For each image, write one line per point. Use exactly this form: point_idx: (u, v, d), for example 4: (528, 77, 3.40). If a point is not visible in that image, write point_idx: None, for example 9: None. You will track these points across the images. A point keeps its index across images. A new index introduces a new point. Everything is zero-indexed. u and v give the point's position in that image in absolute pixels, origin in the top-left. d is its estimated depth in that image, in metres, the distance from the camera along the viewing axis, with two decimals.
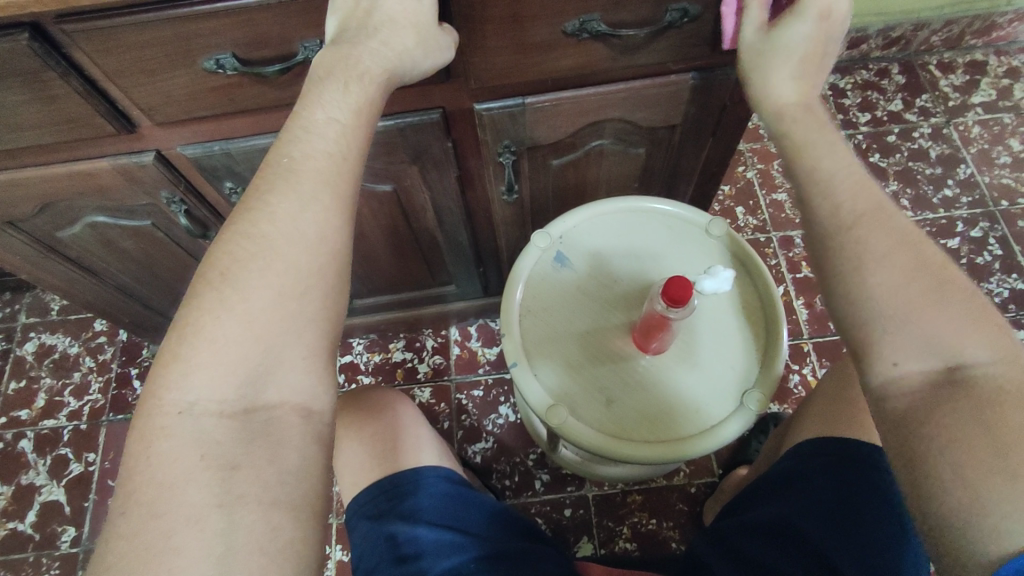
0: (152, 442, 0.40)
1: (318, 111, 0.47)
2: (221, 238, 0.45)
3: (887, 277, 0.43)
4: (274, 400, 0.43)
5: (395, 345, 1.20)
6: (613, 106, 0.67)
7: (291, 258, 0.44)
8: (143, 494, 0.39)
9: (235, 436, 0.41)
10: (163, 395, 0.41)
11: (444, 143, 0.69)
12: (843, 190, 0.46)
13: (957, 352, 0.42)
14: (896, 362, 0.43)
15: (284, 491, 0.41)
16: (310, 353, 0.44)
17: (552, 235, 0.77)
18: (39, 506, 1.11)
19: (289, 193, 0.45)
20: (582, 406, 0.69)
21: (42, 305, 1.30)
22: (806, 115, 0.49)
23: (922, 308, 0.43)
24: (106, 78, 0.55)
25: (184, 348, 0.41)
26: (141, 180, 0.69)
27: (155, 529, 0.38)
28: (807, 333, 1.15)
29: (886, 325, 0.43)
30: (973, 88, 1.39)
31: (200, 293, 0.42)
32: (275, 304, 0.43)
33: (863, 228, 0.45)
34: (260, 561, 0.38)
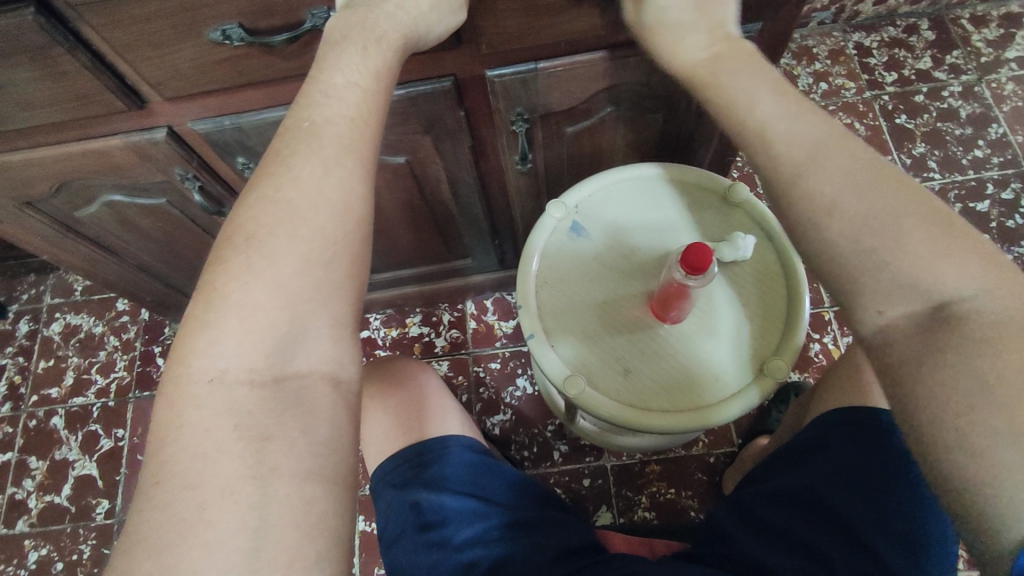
0: (182, 410, 0.40)
1: (336, 75, 0.46)
2: (245, 203, 0.44)
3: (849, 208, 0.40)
4: (303, 368, 0.43)
5: (412, 319, 1.21)
6: (629, 70, 0.65)
7: (315, 224, 0.43)
8: (174, 465, 0.38)
9: (266, 406, 0.41)
10: (193, 362, 0.41)
11: (456, 112, 0.68)
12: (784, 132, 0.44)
13: (939, 287, 0.38)
14: (879, 310, 0.39)
15: (317, 462, 0.40)
16: (336, 323, 0.43)
17: (567, 205, 0.75)
18: (74, 480, 1.15)
19: (312, 155, 0.44)
20: (599, 377, 0.69)
21: (64, 286, 1.32)
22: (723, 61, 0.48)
23: (897, 241, 0.39)
24: (115, 53, 0.54)
25: (212, 314, 0.41)
26: (154, 157, 0.69)
27: (189, 500, 0.38)
28: (830, 301, 1.13)
29: (853, 264, 0.39)
30: (1007, 42, 1.33)
31: (226, 258, 0.42)
32: (301, 269, 0.42)
33: (818, 163, 0.42)
34: (295, 537, 0.38)
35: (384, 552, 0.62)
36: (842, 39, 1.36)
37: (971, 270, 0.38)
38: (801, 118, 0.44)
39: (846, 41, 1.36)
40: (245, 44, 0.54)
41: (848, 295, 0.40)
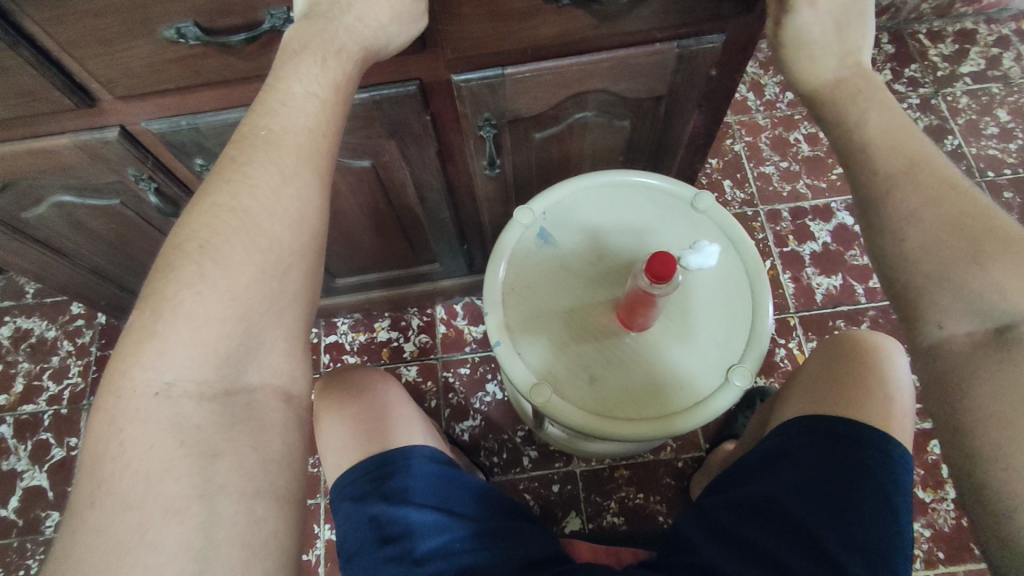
0: (124, 425, 0.37)
1: (294, 84, 0.44)
2: (197, 206, 0.42)
3: (921, 242, 0.43)
4: (254, 382, 0.41)
5: (381, 324, 1.19)
6: (594, 77, 0.65)
7: (271, 236, 0.41)
8: (114, 484, 0.36)
9: (217, 421, 0.39)
10: (137, 374, 0.38)
11: (422, 117, 0.67)
12: (887, 153, 0.46)
13: (1001, 302, 0.40)
14: (940, 324, 0.42)
15: (267, 479, 0.39)
16: (289, 334, 0.42)
17: (534, 210, 0.75)
18: (21, 492, 1.10)
19: (271, 164, 0.42)
20: (564, 384, 0.68)
21: (16, 287, 1.26)
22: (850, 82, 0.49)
23: (1001, 266, 0.40)
24: (61, 49, 0.52)
25: (161, 323, 0.38)
26: (105, 157, 0.66)
27: (130, 523, 0.35)
28: (794, 307, 1.15)
29: (921, 279, 0.43)
30: (962, 57, 1.37)
31: (176, 269, 0.39)
32: (255, 281, 0.40)
33: (913, 179, 0.44)
34: (242, 556, 0.36)
35: (342, 565, 0.61)
36: None
37: None
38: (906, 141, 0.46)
39: None
40: (201, 43, 0.52)
41: (914, 307, 0.43)
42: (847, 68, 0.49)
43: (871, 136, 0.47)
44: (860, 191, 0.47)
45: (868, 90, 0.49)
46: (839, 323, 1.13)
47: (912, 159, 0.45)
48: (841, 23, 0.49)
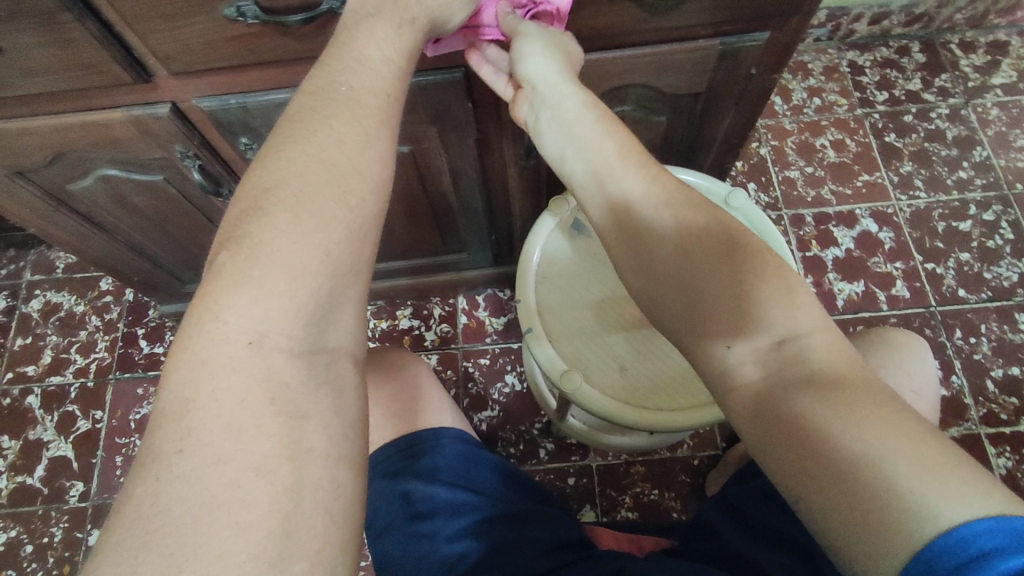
0: (215, 373, 0.37)
1: (370, 45, 0.45)
2: (284, 150, 0.42)
3: (696, 266, 0.43)
4: (332, 343, 0.41)
5: (403, 312, 1.20)
6: (637, 71, 0.67)
7: (356, 197, 0.41)
8: (205, 433, 0.36)
9: (303, 380, 0.39)
10: (231, 323, 0.38)
11: (464, 104, 0.68)
12: (626, 182, 0.48)
13: (784, 324, 0.41)
14: (729, 346, 0.42)
15: (344, 446, 0.40)
16: (360, 300, 0.42)
17: (569, 202, 0.74)
18: (47, 461, 1.12)
19: (350, 120, 0.43)
20: (595, 372, 0.69)
21: (47, 262, 1.29)
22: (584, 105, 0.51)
23: (751, 280, 0.42)
24: (124, 24, 0.53)
25: (257, 272, 0.38)
26: (155, 133, 0.68)
27: (224, 475, 0.35)
28: None
29: (705, 310, 0.42)
30: (994, 69, 1.37)
31: (268, 221, 0.39)
32: (343, 240, 0.40)
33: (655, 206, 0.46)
34: (324, 523, 0.37)
35: (370, 542, 0.62)
36: (837, 56, 1.39)
37: (804, 307, 0.42)
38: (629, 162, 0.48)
39: (841, 59, 1.39)
40: (260, 22, 0.54)
41: (705, 334, 0.42)
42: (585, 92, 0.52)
43: (610, 161, 0.49)
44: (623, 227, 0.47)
45: (599, 111, 0.51)
46: (861, 329, 1.13)
47: (665, 184, 0.47)
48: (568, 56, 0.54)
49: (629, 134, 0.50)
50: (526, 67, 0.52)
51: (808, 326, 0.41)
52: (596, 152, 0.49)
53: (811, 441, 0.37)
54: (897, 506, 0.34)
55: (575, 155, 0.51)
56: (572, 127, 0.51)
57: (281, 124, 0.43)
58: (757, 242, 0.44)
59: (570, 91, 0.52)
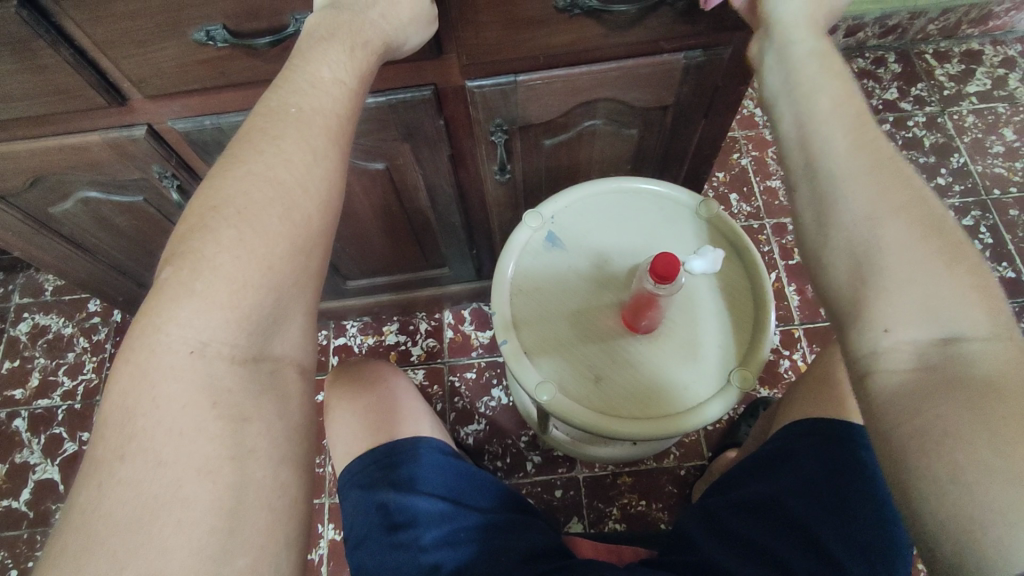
0: (156, 381, 0.38)
1: (322, 69, 0.46)
2: (234, 169, 0.43)
3: (892, 239, 0.40)
4: (278, 352, 0.43)
5: (389, 327, 1.21)
6: (604, 85, 0.68)
7: (305, 213, 0.43)
8: (146, 438, 0.37)
9: (246, 386, 0.40)
10: (173, 333, 0.39)
11: (435, 121, 0.69)
12: (843, 133, 0.43)
13: (953, 322, 0.38)
14: (887, 328, 0.40)
15: (288, 447, 0.41)
16: (308, 311, 0.44)
17: (543, 215, 0.77)
18: (33, 485, 1.12)
19: (304, 141, 0.44)
20: (569, 383, 0.70)
21: (36, 285, 1.30)
22: (817, 52, 0.46)
23: (933, 272, 0.39)
24: (97, 49, 0.55)
25: (198, 283, 0.39)
26: (132, 155, 0.69)
27: (164, 479, 0.37)
28: (799, 319, 1.16)
29: (879, 283, 0.40)
30: (968, 77, 1.39)
31: (212, 234, 0.40)
32: (290, 254, 0.42)
33: (861, 168, 0.42)
34: (268, 519, 0.39)
35: (349, 552, 0.61)
36: None
37: (986, 313, 0.38)
38: (856, 118, 0.44)
39: None
40: (228, 45, 0.55)
41: (854, 311, 0.41)
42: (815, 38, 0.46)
43: (824, 110, 0.44)
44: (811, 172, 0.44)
45: (834, 64, 0.46)
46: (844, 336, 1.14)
47: (874, 153, 0.43)
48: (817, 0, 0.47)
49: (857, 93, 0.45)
50: (776, 14, 0.47)
51: (988, 333, 0.38)
52: (806, 95, 0.44)
53: (922, 441, 0.36)
54: (995, 525, 0.32)
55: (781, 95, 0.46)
56: (792, 65, 0.46)
57: (234, 145, 0.44)
58: (963, 244, 0.41)
59: (803, 34, 0.46)
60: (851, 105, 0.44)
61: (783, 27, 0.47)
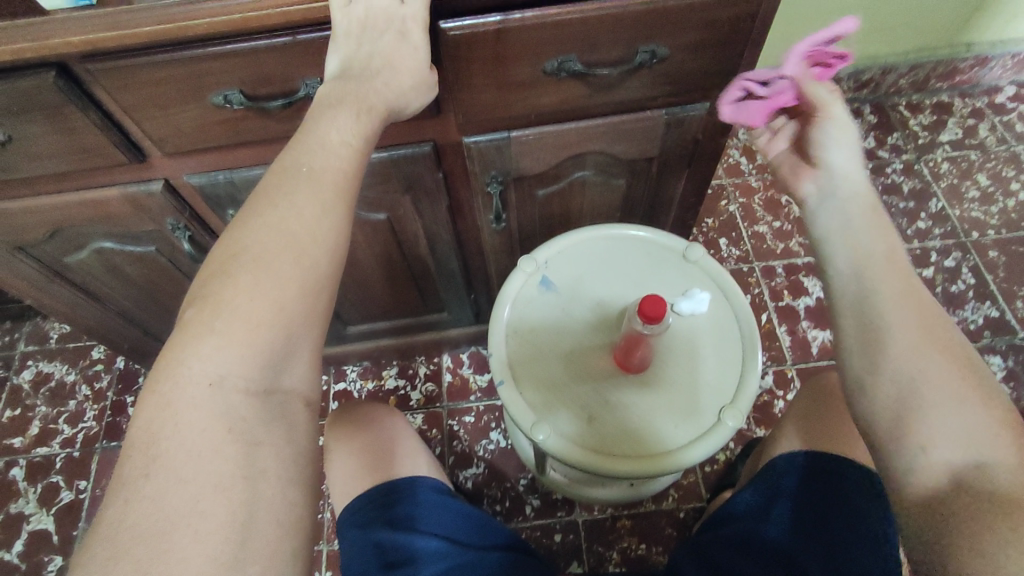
0: (177, 408, 0.41)
1: (331, 132, 0.50)
2: (250, 220, 0.46)
3: (932, 371, 0.46)
4: (288, 383, 0.45)
5: (389, 372, 1.23)
6: (592, 140, 0.73)
7: (314, 259, 0.46)
8: (167, 459, 0.39)
9: (258, 414, 0.43)
10: (195, 365, 0.41)
11: (435, 173, 0.74)
12: (890, 271, 0.50)
13: (987, 451, 0.44)
14: (923, 450, 0.45)
15: (295, 469, 0.44)
16: (317, 345, 0.47)
17: (537, 260, 0.80)
18: (28, 535, 1.11)
19: (312, 196, 0.47)
20: (564, 422, 0.72)
21: (41, 333, 1.32)
22: (857, 200, 0.53)
23: (958, 403, 0.45)
24: (123, 112, 0.60)
25: (219, 322, 0.42)
26: (148, 208, 0.73)
27: (183, 496, 0.39)
28: (791, 359, 1.19)
29: (915, 405, 0.46)
30: (940, 127, 1.47)
31: (232, 276, 0.44)
32: (301, 296, 0.45)
33: (907, 305, 0.48)
34: (277, 534, 0.41)
35: None
36: None
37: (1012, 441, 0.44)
38: (898, 258, 0.50)
39: None
40: (244, 107, 0.60)
41: (896, 433, 0.47)
42: (863, 190, 0.54)
43: (874, 249, 0.51)
44: (854, 300, 0.50)
45: (879, 210, 0.53)
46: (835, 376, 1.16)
47: (918, 293, 0.49)
48: (856, 157, 0.55)
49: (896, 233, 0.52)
50: (825, 164, 0.56)
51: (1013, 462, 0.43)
52: (859, 240, 0.51)
53: (957, 551, 0.42)
54: None
55: (834, 235, 0.53)
56: (850, 212, 0.53)
57: (250, 201, 0.48)
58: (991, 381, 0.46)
59: (852, 183, 0.54)
60: (889, 246, 0.51)
61: (832, 180, 0.55)
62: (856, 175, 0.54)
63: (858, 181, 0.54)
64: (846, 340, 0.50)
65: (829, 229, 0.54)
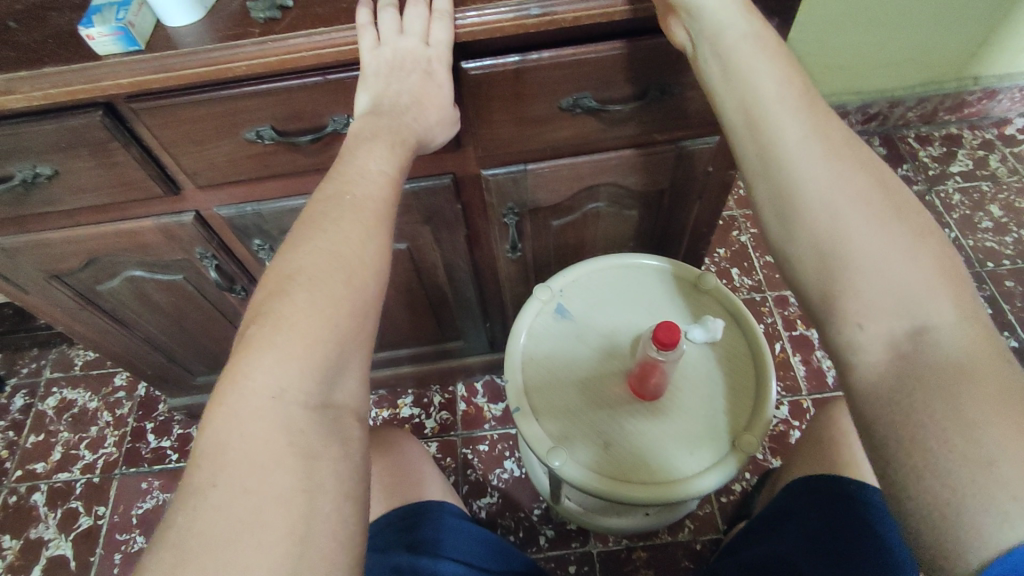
0: (241, 421, 0.42)
1: (370, 162, 0.53)
2: (303, 243, 0.49)
3: (861, 232, 0.42)
4: (341, 399, 0.46)
5: (404, 400, 1.24)
6: (606, 172, 0.75)
7: (362, 280, 0.48)
8: (233, 471, 0.40)
9: (317, 428, 0.43)
10: (257, 380, 0.43)
11: (454, 205, 0.77)
12: (784, 129, 0.45)
13: (924, 314, 0.39)
14: (860, 325, 0.41)
15: (351, 484, 0.44)
16: (365, 363, 0.48)
17: (552, 288, 0.82)
18: (45, 561, 1.12)
19: (358, 221, 0.50)
20: (579, 449, 0.72)
21: (66, 360, 1.35)
22: (747, 43, 0.48)
23: (892, 257, 0.41)
24: (161, 148, 0.63)
25: (279, 337, 0.44)
26: (179, 238, 0.76)
27: (247, 506, 0.40)
28: (806, 390, 1.18)
29: (846, 279, 0.42)
30: (951, 158, 1.48)
31: (290, 294, 0.45)
32: (351, 314, 0.47)
33: (812, 158, 0.44)
34: (335, 547, 0.41)
35: None
36: None
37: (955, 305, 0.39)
38: (795, 105, 0.46)
39: None
40: (275, 142, 0.63)
41: (830, 317, 0.43)
42: (750, 31, 0.48)
43: (766, 94, 0.46)
44: (766, 164, 0.46)
45: (770, 43, 0.48)
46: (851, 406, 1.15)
47: (828, 137, 0.45)
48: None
49: (796, 71, 0.47)
50: (701, 6, 0.49)
51: (950, 319, 0.39)
52: (750, 81, 0.47)
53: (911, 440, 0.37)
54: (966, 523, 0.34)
55: (726, 84, 0.49)
56: (737, 67, 0.48)
57: (299, 224, 0.50)
58: (913, 222, 0.43)
59: (733, 20, 0.48)
60: (790, 86, 0.47)
61: (715, 29, 0.49)
62: (742, 10, 0.49)
63: (749, 23, 0.49)
64: (767, 221, 0.47)
65: (729, 94, 0.49)
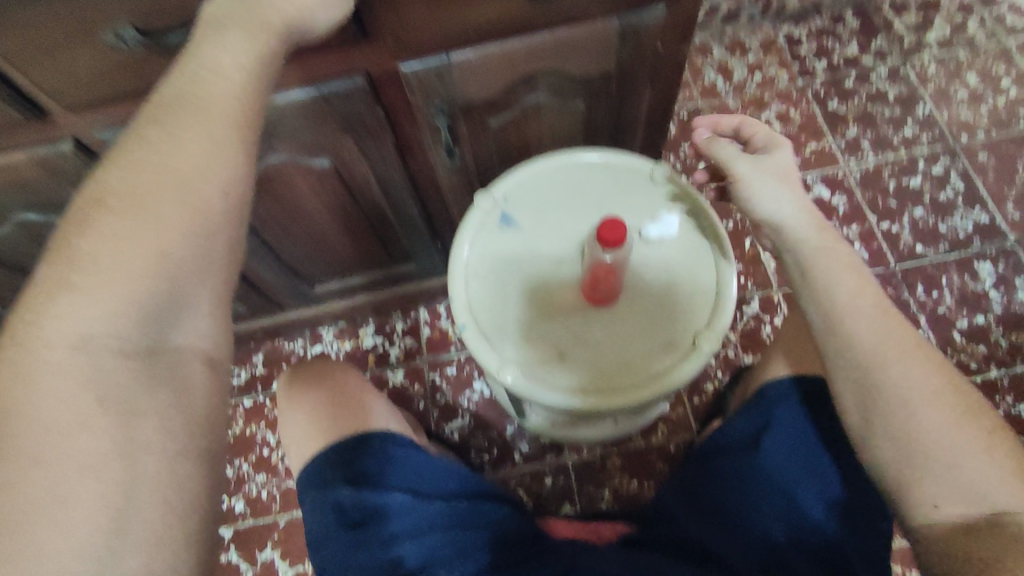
0: (34, 379, 0.38)
1: (222, 54, 0.45)
2: (114, 163, 0.43)
3: (933, 421, 0.50)
4: (177, 342, 0.43)
5: (365, 331, 1.18)
6: (540, 56, 0.66)
7: (197, 198, 0.43)
8: (25, 435, 0.37)
9: (138, 378, 0.41)
10: (54, 328, 0.39)
11: (374, 109, 0.68)
12: (861, 330, 0.54)
13: (992, 496, 0.47)
14: (937, 505, 0.49)
15: (185, 439, 0.42)
16: (210, 300, 0.44)
17: (494, 196, 0.74)
18: None
19: (200, 127, 0.44)
20: (533, 364, 0.68)
21: None
22: (814, 250, 0.58)
23: (963, 452, 0.49)
24: (10, 64, 0.53)
25: (77, 275, 0.39)
26: (65, 171, 0.67)
27: (43, 476, 0.37)
28: (777, 284, 1.15)
29: (923, 461, 0.50)
30: (927, 25, 1.38)
31: (97, 223, 0.41)
32: (186, 241, 0.42)
33: (887, 369, 0.53)
34: (163, 509, 0.40)
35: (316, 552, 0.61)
36: (773, 31, 1.40)
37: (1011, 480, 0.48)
38: (870, 317, 0.55)
39: (777, 33, 1.40)
40: (143, 47, 0.54)
41: (906, 493, 0.51)
42: (820, 239, 0.58)
43: (843, 300, 0.55)
44: (846, 375, 0.55)
45: (840, 248, 0.58)
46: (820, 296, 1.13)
47: (900, 343, 0.53)
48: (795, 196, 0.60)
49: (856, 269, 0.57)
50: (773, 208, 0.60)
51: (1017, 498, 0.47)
52: (826, 287, 0.56)
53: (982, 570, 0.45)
54: None
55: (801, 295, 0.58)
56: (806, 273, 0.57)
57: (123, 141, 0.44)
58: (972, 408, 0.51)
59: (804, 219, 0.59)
60: (860, 288, 0.56)
61: (789, 233, 0.59)
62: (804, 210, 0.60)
63: (813, 226, 0.59)
64: (852, 424, 0.55)
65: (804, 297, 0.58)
